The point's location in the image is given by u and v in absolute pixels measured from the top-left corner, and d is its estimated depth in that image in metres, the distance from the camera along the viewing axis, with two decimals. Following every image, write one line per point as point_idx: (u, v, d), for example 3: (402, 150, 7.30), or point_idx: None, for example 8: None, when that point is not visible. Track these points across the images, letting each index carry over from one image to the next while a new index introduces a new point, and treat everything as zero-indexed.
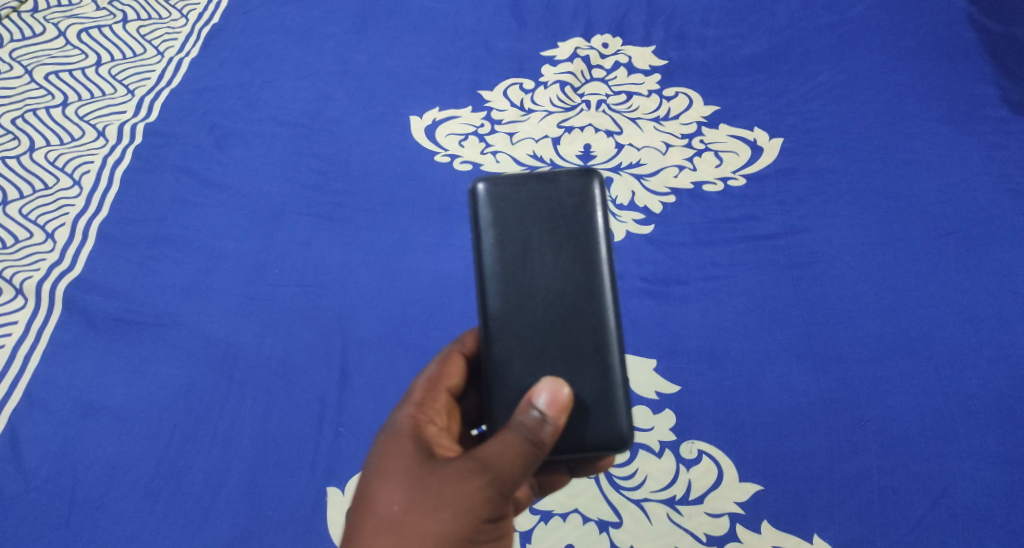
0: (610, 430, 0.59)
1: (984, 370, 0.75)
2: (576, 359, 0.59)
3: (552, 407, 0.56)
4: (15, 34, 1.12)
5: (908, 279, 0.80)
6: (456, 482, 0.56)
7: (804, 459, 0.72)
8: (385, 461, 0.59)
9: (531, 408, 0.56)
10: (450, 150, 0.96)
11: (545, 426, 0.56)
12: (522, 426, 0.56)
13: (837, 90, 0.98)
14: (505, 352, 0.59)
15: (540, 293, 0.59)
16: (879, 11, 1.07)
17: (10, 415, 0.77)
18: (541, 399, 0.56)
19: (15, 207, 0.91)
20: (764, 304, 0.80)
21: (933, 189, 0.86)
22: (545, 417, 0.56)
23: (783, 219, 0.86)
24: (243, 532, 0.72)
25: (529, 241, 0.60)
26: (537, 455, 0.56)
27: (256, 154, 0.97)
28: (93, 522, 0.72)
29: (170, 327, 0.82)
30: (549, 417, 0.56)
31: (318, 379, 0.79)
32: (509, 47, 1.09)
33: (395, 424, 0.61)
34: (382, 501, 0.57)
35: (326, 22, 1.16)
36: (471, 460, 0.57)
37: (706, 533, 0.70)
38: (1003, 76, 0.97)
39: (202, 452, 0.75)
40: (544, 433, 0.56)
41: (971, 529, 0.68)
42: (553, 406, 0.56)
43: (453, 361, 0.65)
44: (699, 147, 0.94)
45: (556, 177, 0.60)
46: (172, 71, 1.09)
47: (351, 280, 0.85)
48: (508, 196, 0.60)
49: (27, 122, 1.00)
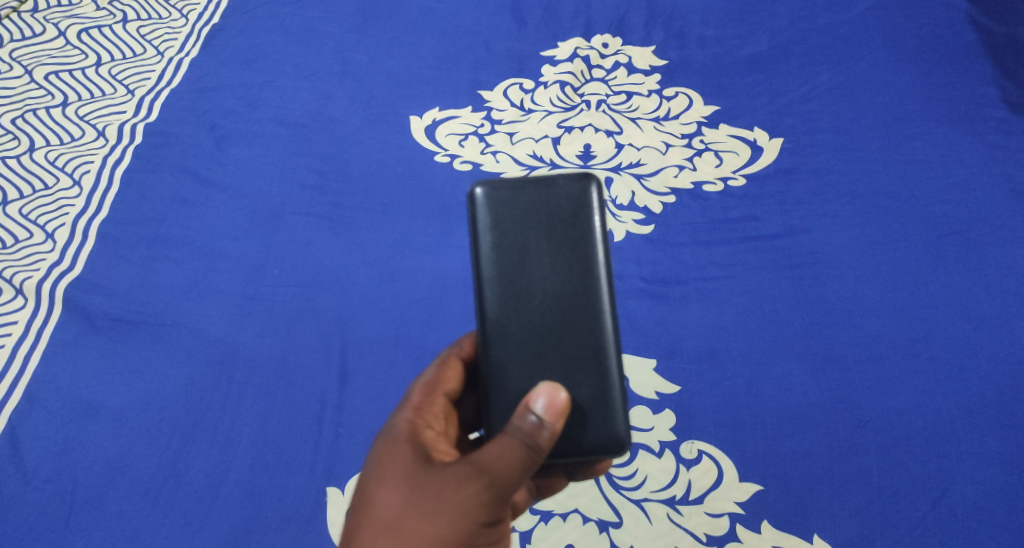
0: (608, 434, 0.59)
1: (985, 371, 0.75)
2: (574, 363, 0.59)
3: (549, 411, 0.56)
4: (15, 34, 1.12)
5: (908, 279, 0.80)
6: (453, 486, 0.56)
7: (804, 459, 0.72)
8: (383, 465, 0.59)
9: (528, 412, 0.56)
10: (450, 150, 0.96)
11: (543, 431, 0.56)
12: (519, 431, 0.56)
13: (837, 90, 0.98)
14: (502, 356, 0.59)
15: (537, 297, 0.59)
16: (879, 11, 1.07)
17: (10, 415, 0.77)
18: (538, 403, 0.56)
19: (15, 207, 0.91)
20: (764, 304, 0.80)
21: (934, 189, 0.86)
22: (543, 422, 0.56)
23: (783, 219, 0.86)
24: (243, 533, 0.71)
25: (527, 245, 0.60)
26: (534, 460, 0.56)
27: (256, 154, 0.97)
28: (92, 522, 0.72)
29: (170, 327, 0.82)
30: (547, 422, 0.56)
31: (318, 379, 0.79)
32: (508, 47, 1.10)
33: (392, 428, 0.61)
34: (379, 504, 0.57)
35: (325, 22, 1.16)
36: (468, 464, 0.56)
37: (706, 533, 0.70)
38: (1004, 76, 0.97)
39: (202, 452, 0.75)
40: (541, 437, 0.56)
41: (970, 529, 0.68)
42: (550, 411, 0.56)
43: (451, 365, 0.65)
44: (699, 147, 0.94)
45: (555, 181, 0.60)
46: (172, 71, 1.09)
47: (351, 280, 0.85)
48: (505, 200, 0.60)
49: (27, 122, 1.00)
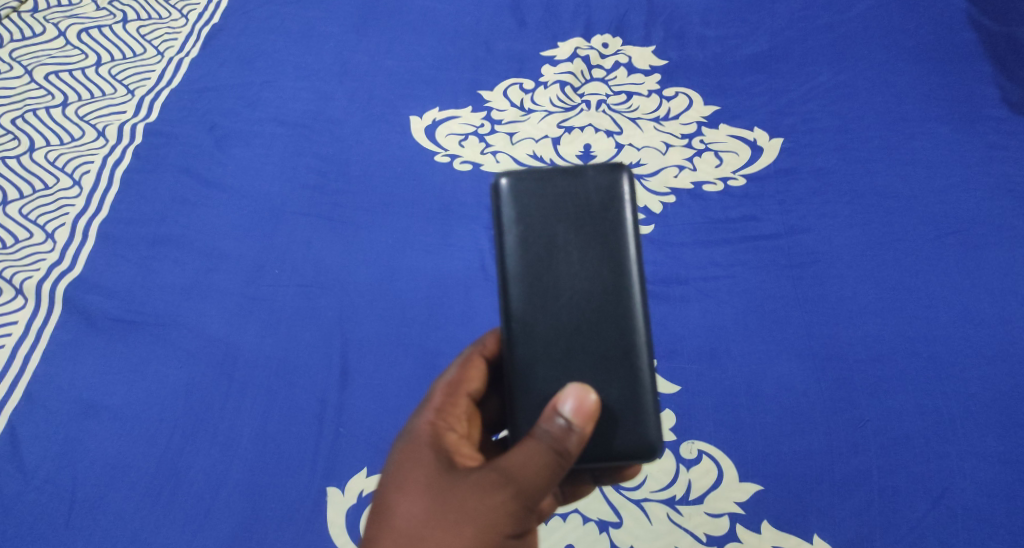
0: (639, 438, 0.59)
1: (985, 371, 0.75)
2: (604, 363, 0.59)
3: (578, 414, 0.56)
4: (15, 34, 1.12)
5: (907, 279, 0.80)
6: (478, 495, 0.56)
7: (805, 459, 0.72)
8: (405, 471, 0.59)
9: (556, 415, 0.56)
10: (450, 151, 0.96)
11: (572, 435, 0.56)
12: (547, 434, 0.56)
13: (837, 90, 0.98)
14: (529, 354, 0.59)
15: (565, 294, 0.59)
16: (879, 10, 1.07)
17: (10, 415, 0.78)
18: (567, 405, 0.56)
19: (14, 207, 0.91)
20: (764, 304, 0.80)
21: (933, 189, 0.87)
22: (572, 425, 0.56)
23: (783, 219, 0.86)
24: (243, 533, 0.72)
25: (554, 239, 0.60)
26: (562, 465, 0.56)
27: (256, 154, 0.97)
28: (93, 522, 0.72)
29: (170, 327, 0.82)
30: (576, 426, 0.56)
31: (319, 379, 0.79)
32: (509, 47, 1.09)
33: (413, 431, 0.61)
34: (402, 513, 0.57)
35: (325, 22, 1.16)
36: (494, 471, 0.56)
37: (706, 533, 0.70)
38: (1004, 76, 0.97)
39: (202, 452, 0.75)
40: (570, 442, 0.56)
41: (970, 529, 0.68)
42: (578, 414, 0.56)
43: (474, 364, 0.65)
44: (699, 147, 0.94)
45: (584, 172, 0.60)
46: (172, 71, 1.09)
47: (351, 280, 0.85)
48: (532, 192, 0.60)
49: (27, 122, 1.00)
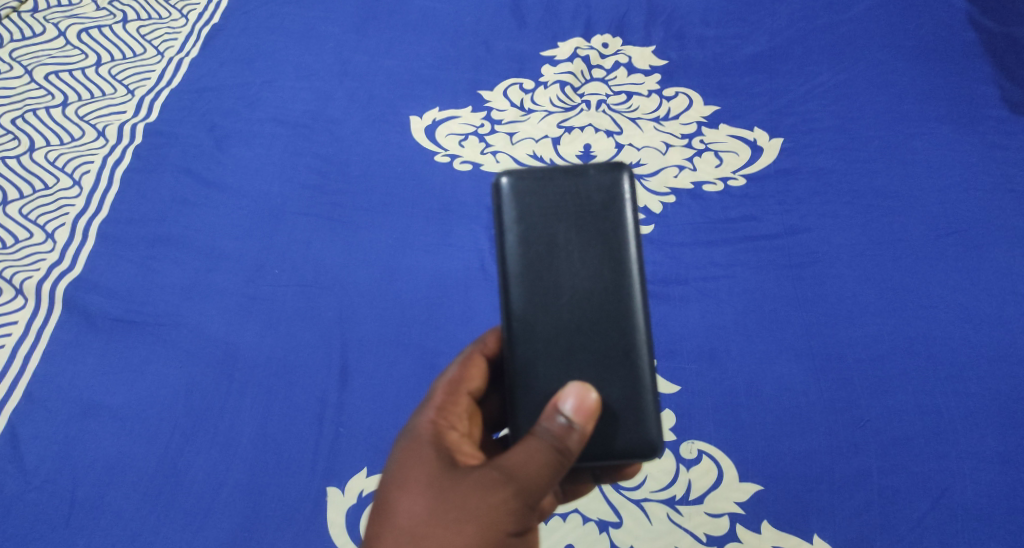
0: (639, 437, 0.59)
1: (985, 371, 0.75)
2: (604, 363, 0.59)
3: (578, 413, 0.56)
4: (15, 34, 1.12)
5: (908, 279, 0.80)
6: (479, 493, 0.56)
7: (804, 458, 0.72)
8: (406, 470, 0.59)
9: (556, 414, 0.56)
10: (450, 151, 0.96)
11: (572, 434, 0.56)
12: (547, 433, 0.56)
13: (837, 90, 0.98)
14: (529, 354, 0.59)
15: (566, 294, 0.59)
16: (879, 10, 1.07)
17: (10, 415, 0.78)
18: (567, 404, 0.56)
19: (14, 207, 0.91)
20: (763, 304, 0.80)
21: (933, 189, 0.87)
22: (572, 424, 0.56)
23: (783, 219, 0.86)
24: (243, 533, 0.72)
25: (554, 239, 0.60)
26: (563, 464, 0.56)
27: (256, 154, 0.97)
28: (93, 522, 0.72)
29: (170, 327, 0.82)
30: (576, 424, 0.56)
31: (319, 379, 0.79)
32: (509, 47, 1.09)
33: (414, 429, 0.61)
34: (403, 511, 0.57)
35: (326, 22, 1.16)
36: (494, 470, 0.56)
37: (706, 533, 0.70)
38: (1004, 76, 0.97)
39: (202, 452, 0.75)
40: (570, 440, 0.56)
41: (969, 529, 0.68)
42: (579, 412, 0.56)
43: (474, 363, 0.65)
44: (699, 147, 0.94)
45: (585, 171, 0.60)
46: (172, 71, 1.08)
47: (351, 280, 0.85)
48: (533, 191, 0.60)
49: (27, 122, 1.00)
